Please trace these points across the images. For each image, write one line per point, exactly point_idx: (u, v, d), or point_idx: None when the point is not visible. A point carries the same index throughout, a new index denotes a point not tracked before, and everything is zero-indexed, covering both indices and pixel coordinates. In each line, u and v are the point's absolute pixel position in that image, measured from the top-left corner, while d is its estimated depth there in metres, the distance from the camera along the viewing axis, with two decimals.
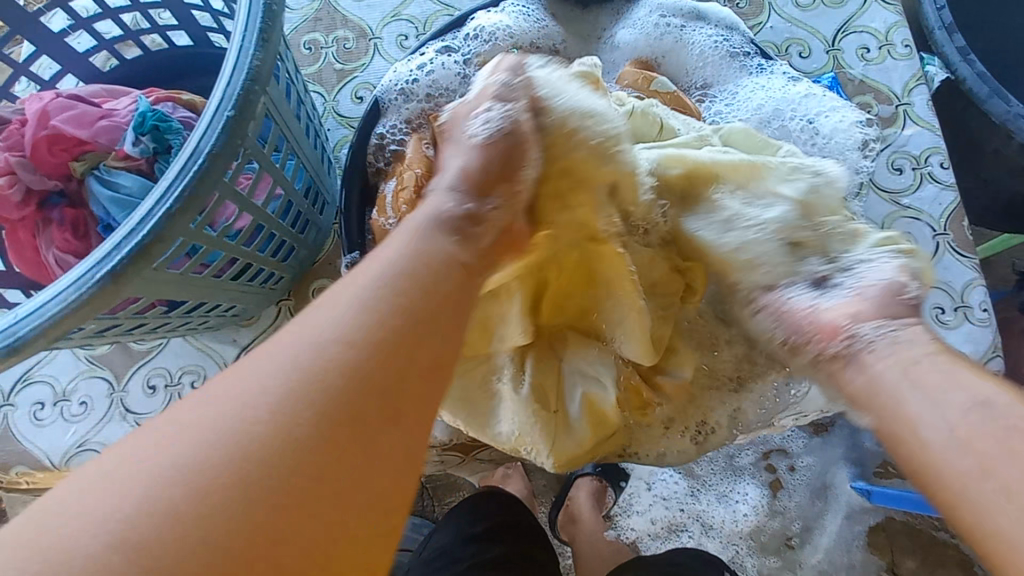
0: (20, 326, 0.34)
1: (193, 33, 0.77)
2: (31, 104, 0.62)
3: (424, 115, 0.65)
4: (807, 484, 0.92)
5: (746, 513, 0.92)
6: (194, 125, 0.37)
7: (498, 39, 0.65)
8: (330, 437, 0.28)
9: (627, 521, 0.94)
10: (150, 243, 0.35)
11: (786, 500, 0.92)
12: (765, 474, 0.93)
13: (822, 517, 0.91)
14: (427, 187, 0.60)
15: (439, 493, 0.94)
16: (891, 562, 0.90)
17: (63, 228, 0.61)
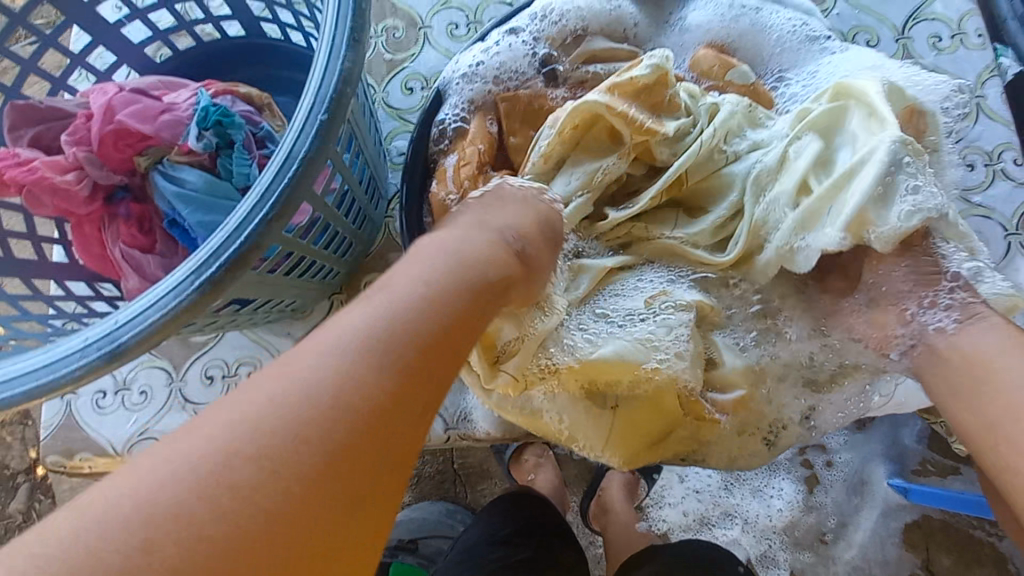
0: (122, 331, 0.34)
1: (246, 23, 0.76)
2: (97, 98, 0.62)
3: (488, 96, 0.64)
4: (845, 480, 0.91)
5: (781, 508, 0.91)
6: (288, 129, 0.36)
7: (567, 23, 0.65)
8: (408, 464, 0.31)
9: (659, 513, 0.94)
10: (247, 249, 0.35)
11: (822, 495, 0.91)
12: (801, 469, 0.91)
13: (859, 513, 0.90)
14: (489, 165, 0.61)
15: (471, 479, 0.94)
16: (926, 560, 0.88)
17: (130, 223, 0.62)
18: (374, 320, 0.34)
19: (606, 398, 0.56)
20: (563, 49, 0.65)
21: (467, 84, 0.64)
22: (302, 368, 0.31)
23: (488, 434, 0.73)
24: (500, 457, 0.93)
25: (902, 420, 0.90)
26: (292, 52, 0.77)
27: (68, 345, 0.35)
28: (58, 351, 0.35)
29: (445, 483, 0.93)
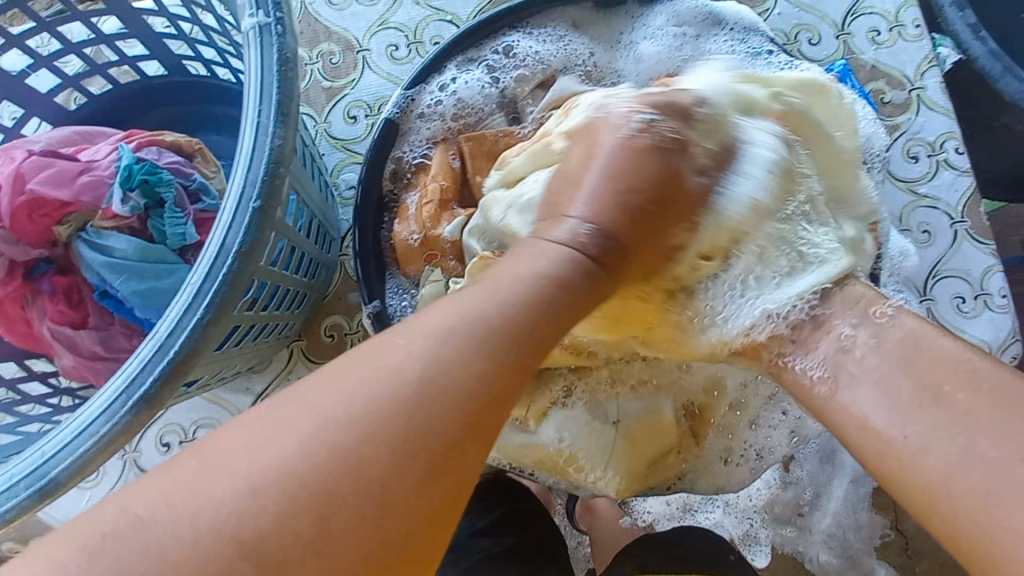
0: (50, 466, 0.31)
1: (166, 61, 0.70)
2: (2, 166, 0.55)
3: (449, 133, 0.64)
4: (817, 451, 0.93)
5: (760, 488, 0.94)
6: (216, 220, 0.33)
7: (530, 62, 0.64)
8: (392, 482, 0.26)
9: (644, 505, 0.92)
10: (180, 361, 0.32)
11: (798, 470, 0.93)
12: None
13: (830, 482, 0.93)
14: (453, 202, 0.60)
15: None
16: (895, 520, 0.91)
17: (55, 299, 0.57)
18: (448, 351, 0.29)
19: (602, 416, 0.52)
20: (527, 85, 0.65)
21: (425, 124, 0.63)
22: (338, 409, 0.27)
23: None
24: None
25: None
26: (222, 89, 0.71)
27: None
28: None
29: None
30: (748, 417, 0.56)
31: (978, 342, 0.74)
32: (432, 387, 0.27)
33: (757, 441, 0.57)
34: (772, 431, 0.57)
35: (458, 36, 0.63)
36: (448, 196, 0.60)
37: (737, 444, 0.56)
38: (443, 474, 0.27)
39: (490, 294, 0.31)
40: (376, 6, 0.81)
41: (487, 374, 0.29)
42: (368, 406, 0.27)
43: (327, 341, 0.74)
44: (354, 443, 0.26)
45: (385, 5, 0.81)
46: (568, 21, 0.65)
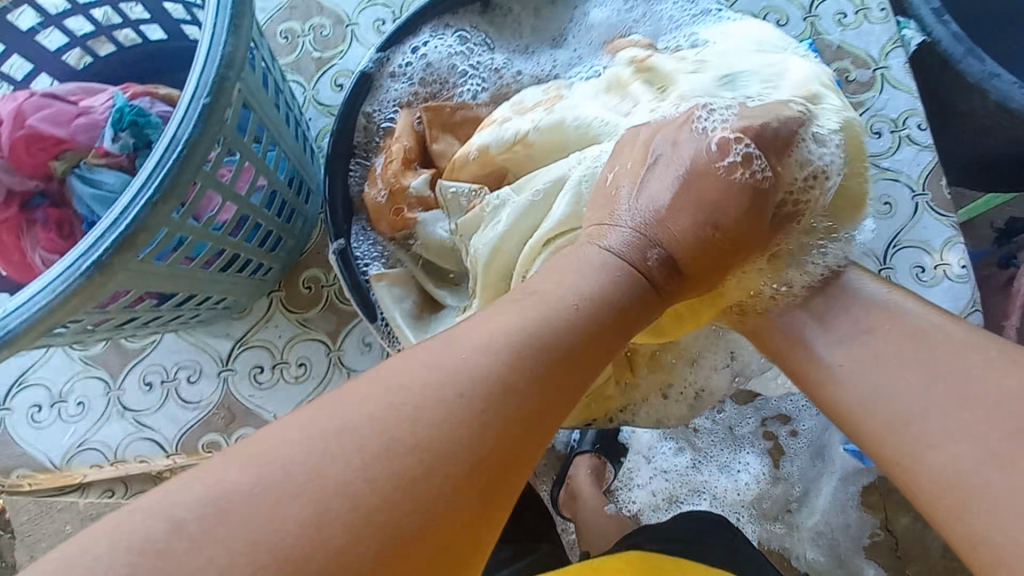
0: (8, 319, 0.34)
1: (166, 25, 0.76)
2: (5, 104, 0.61)
3: (416, 98, 0.69)
4: (808, 446, 0.94)
5: (748, 483, 0.94)
6: (172, 114, 0.37)
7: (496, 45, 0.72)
8: (471, 430, 0.31)
9: (629, 495, 0.95)
10: (130, 233, 0.35)
11: (789, 466, 0.94)
12: (764, 441, 0.94)
13: (820, 478, 0.93)
14: (416, 161, 0.64)
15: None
16: (885, 519, 0.92)
17: (48, 228, 0.61)
18: (574, 301, 0.36)
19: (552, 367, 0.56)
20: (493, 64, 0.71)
21: (398, 85, 0.68)
22: (415, 376, 0.32)
23: None
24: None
25: None
26: None
27: None
28: None
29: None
30: (684, 361, 0.61)
31: None
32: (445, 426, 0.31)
33: (697, 378, 0.61)
34: (713, 371, 0.61)
35: (425, 7, 0.68)
36: (410, 154, 0.64)
37: (676, 380, 0.60)
38: (520, 461, 0.32)
39: (565, 284, 0.37)
40: None
41: (580, 332, 0.35)
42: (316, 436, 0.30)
43: (305, 293, 0.78)
44: (482, 417, 0.31)
45: None
46: (533, 5, 0.73)
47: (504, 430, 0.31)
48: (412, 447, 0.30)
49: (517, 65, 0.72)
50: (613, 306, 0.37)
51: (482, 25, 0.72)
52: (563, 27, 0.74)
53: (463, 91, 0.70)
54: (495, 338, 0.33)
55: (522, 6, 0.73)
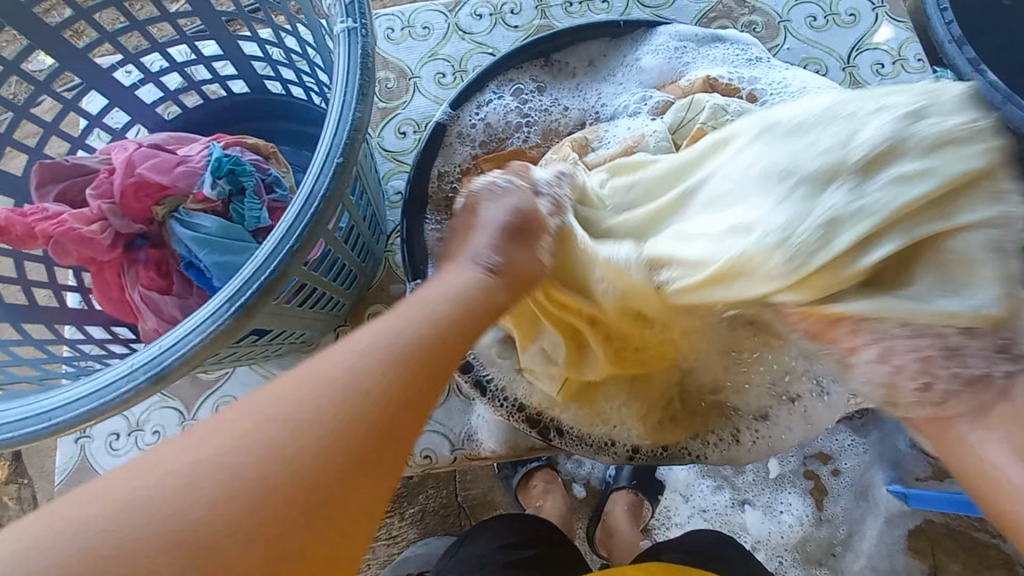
0: (165, 355, 0.38)
1: (251, 80, 0.83)
2: (117, 155, 0.67)
3: (474, 157, 0.74)
4: (850, 488, 0.93)
5: (792, 524, 0.93)
6: (308, 171, 0.41)
7: (548, 100, 0.76)
8: (324, 434, 0.29)
9: (667, 534, 0.94)
10: (273, 279, 0.39)
11: (832, 507, 0.92)
12: (805, 481, 0.93)
13: (864, 521, 0.92)
14: None
15: (476, 511, 0.94)
16: (934, 566, 0.90)
17: (148, 267, 0.67)
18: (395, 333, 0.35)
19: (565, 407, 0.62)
20: (545, 112, 0.76)
21: (462, 144, 0.73)
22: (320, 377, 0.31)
23: (495, 451, 0.76)
24: (509, 486, 0.94)
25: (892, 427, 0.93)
26: (296, 105, 0.84)
27: (115, 372, 0.39)
28: (104, 378, 0.38)
29: (449, 517, 0.92)
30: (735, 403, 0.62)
31: None
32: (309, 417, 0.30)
33: (758, 413, 0.63)
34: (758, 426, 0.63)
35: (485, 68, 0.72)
36: None
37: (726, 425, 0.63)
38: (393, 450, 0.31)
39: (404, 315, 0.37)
40: (428, 41, 0.93)
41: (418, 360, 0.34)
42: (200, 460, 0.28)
43: None
44: (335, 418, 0.30)
45: (436, 40, 0.93)
46: (587, 60, 0.77)
47: (375, 435, 0.31)
48: (315, 420, 0.30)
49: (564, 104, 0.77)
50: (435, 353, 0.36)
51: (540, 78, 0.76)
52: (614, 68, 0.77)
53: (516, 141, 0.76)
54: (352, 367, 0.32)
55: (579, 59, 0.77)
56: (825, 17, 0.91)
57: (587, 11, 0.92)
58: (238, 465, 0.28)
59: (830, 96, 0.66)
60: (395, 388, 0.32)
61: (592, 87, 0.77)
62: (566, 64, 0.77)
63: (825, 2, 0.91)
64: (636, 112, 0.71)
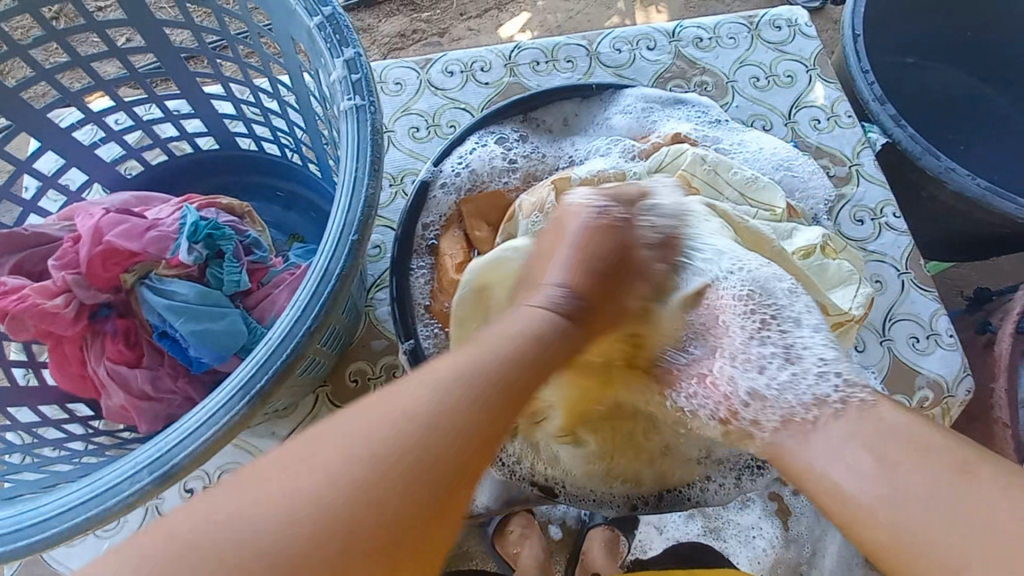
0: (176, 452, 0.36)
1: (220, 137, 0.82)
2: (83, 222, 0.63)
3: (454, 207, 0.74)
4: (810, 505, 0.90)
5: (766, 548, 0.89)
6: (322, 250, 0.41)
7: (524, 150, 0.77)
8: (357, 493, 0.31)
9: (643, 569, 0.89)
10: (291, 362, 0.39)
11: (796, 526, 0.89)
12: (770, 503, 0.90)
13: (823, 539, 0.89)
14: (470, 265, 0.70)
15: (450, 563, 0.89)
16: None
17: (116, 339, 0.63)
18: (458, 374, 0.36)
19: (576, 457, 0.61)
20: (527, 161, 0.77)
21: (444, 194, 0.74)
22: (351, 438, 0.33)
23: (488, 509, 0.72)
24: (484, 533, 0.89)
25: None
26: (268, 162, 0.83)
27: (118, 472, 0.36)
28: (105, 480, 0.36)
29: None
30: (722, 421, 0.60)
31: (935, 377, 0.83)
32: (428, 432, 0.33)
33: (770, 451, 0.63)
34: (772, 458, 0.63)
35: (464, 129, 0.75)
36: (466, 262, 0.70)
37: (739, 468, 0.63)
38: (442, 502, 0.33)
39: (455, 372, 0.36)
40: (400, 96, 0.95)
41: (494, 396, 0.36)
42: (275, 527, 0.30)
43: (351, 386, 0.79)
44: (359, 476, 0.31)
45: (408, 96, 0.95)
46: (562, 116, 0.81)
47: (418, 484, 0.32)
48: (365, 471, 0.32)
49: (544, 153, 0.79)
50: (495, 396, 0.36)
51: (522, 130, 0.79)
52: (587, 125, 0.81)
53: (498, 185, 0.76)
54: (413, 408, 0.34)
55: (554, 117, 0.81)
56: (767, 78, 1.00)
57: (553, 70, 0.97)
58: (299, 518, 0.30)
59: (788, 156, 0.73)
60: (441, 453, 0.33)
61: (567, 139, 0.80)
62: (542, 120, 0.80)
63: (765, 65, 1.01)
64: (607, 153, 0.74)
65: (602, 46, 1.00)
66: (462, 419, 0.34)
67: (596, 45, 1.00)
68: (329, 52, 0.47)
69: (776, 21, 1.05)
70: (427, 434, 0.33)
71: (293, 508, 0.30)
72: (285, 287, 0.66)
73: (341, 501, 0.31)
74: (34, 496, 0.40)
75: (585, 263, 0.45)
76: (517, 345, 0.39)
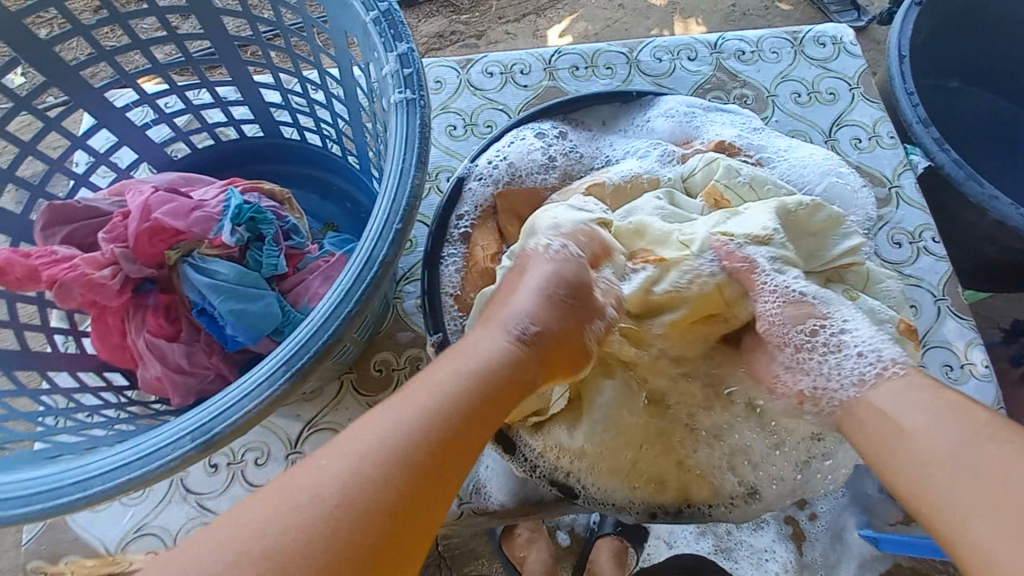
0: (217, 422, 0.37)
1: (265, 125, 0.84)
2: (133, 198, 0.66)
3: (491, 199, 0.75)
4: (827, 531, 0.88)
5: (778, 572, 0.87)
6: (367, 236, 0.42)
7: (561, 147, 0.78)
8: (335, 520, 0.33)
9: None
10: (331, 343, 0.39)
11: (811, 552, 0.87)
12: (786, 527, 0.88)
13: (839, 567, 0.87)
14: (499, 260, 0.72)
15: (458, 562, 0.88)
16: None
17: (156, 313, 0.65)
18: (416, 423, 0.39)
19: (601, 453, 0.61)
20: (564, 158, 0.78)
21: (481, 187, 0.74)
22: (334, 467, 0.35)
23: (503, 507, 0.72)
24: (491, 534, 0.89)
25: (866, 470, 0.90)
26: (309, 151, 0.85)
27: (160, 438, 0.37)
28: (148, 445, 0.37)
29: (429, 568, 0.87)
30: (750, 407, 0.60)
31: None
32: (351, 474, 0.35)
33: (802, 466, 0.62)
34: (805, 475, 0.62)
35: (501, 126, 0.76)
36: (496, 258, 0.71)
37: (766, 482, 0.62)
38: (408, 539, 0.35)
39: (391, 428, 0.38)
40: (440, 95, 0.96)
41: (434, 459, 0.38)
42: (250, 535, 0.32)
43: (375, 376, 0.80)
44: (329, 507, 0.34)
45: (447, 94, 0.96)
46: (600, 118, 0.81)
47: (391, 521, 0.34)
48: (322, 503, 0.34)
49: (581, 153, 0.79)
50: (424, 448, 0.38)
51: (560, 127, 0.79)
52: (626, 128, 0.81)
53: (535, 180, 0.77)
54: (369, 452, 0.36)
55: (593, 119, 0.81)
56: (808, 94, 0.99)
57: (592, 76, 0.98)
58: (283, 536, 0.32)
59: (831, 167, 0.72)
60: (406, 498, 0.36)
61: (605, 141, 0.81)
62: (581, 120, 0.80)
63: (807, 81, 1.00)
64: (646, 155, 0.74)
65: (642, 54, 1.00)
66: (398, 471, 0.36)
67: (636, 53, 1.00)
68: (383, 46, 0.49)
69: (820, 38, 1.04)
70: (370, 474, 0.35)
71: (277, 525, 0.32)
72: (319, 273, 0.68)
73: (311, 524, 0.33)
74: (75, 456, 0.41)
75: (546, 298, 0.50)
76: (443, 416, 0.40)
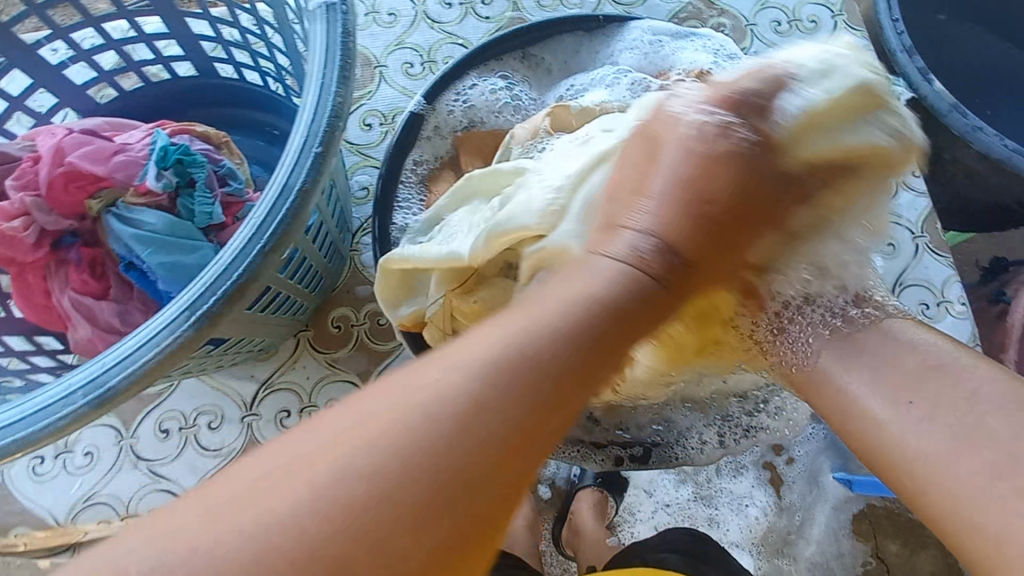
0: (112, 374, 0.33)
1: (198, 63, 0.76)
2: (44, 141, 0.59)
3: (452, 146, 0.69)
4: (805, 474, 0.88)
5: (758, 517, 0.87)
6: (282, 162, 0.37)
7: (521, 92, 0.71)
8: (422, 489, 0.23)
9: (632, 530, 0.87)
10: (243, 282, 0.35)
11: (789, 495, 0.87)
12: (764, 472, 0.88)
13: (813, 508, 0.87)
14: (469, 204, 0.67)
15: None
16: (876, 548, 0.86)
17: (80, 268, 0.60)
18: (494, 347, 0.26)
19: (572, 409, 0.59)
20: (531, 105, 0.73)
21: (440, 133, 0.69)
22: (371, 409, 0.24)
23: None
24: None
25: None
26: (251, 93, 0.78)
27: (50, 394, 0.33)
28: (38, 402, 0.33)
29: None
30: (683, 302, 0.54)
31: None
32: (453, 391, 0.25)
33: (767, 410, 0.60)
34: (772, 420, 0.60)
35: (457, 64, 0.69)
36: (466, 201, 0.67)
37: (733, 427, 0.60)
38: (509, 487, 0.25)
39: (479, 359, 0.26)
40: (394, 29, 0.88)
41: (530, 397, 0.25)
42: (307, 497, 0.22)
43: (334, 332, 0.76)
44: (376, 474, 0.23)
45: (402, 28, 0.88)
46: (562, 55, 0.75)
47: (484, 468, 0.24)
48: (389, 463, 0.23)
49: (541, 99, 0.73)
50: (514, 399, 0.25)
51: (520, 71, 0.73)
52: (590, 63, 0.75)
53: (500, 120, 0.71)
54: (423, 398, 0.25)
55: (555, 56, 0.75)
56: (789, 23, 0.93)
57: (559, 6, 0.90)
58: (331, 515, 0.22)
59: None
60: (508, 437, 0.25)
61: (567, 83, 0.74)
62: (544, 58, 0.74)
63: (789, 9, 0.93)
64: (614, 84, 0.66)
65: None
66: (519, 382, 0.25)
67: None
68: None
69: None
70: (506, 390, 0.25)
71: (310, 499, 0.22)
72: None
73: (378, 479, 0.23)
74: None
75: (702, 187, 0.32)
76: (580, 313, 0.28)
